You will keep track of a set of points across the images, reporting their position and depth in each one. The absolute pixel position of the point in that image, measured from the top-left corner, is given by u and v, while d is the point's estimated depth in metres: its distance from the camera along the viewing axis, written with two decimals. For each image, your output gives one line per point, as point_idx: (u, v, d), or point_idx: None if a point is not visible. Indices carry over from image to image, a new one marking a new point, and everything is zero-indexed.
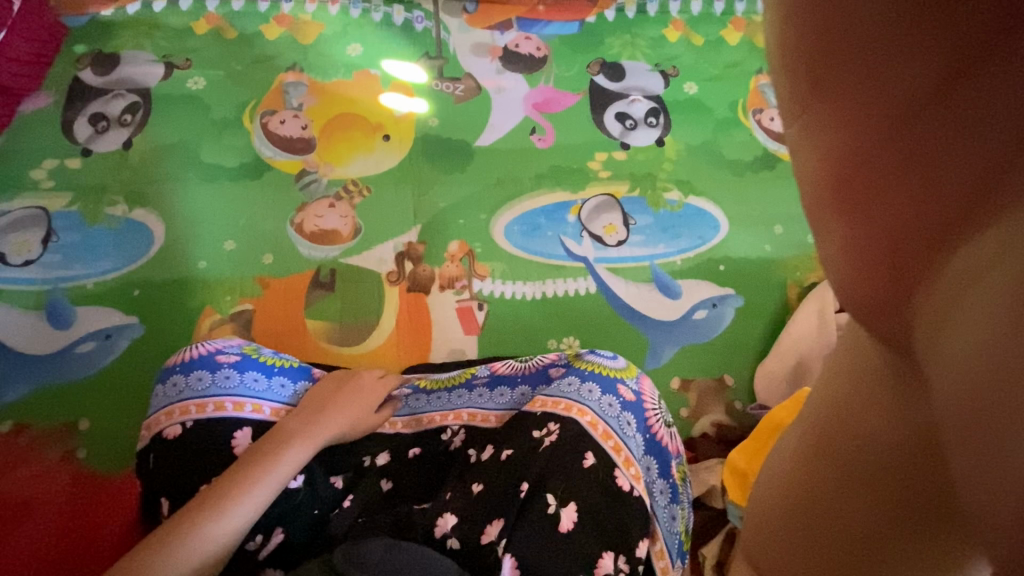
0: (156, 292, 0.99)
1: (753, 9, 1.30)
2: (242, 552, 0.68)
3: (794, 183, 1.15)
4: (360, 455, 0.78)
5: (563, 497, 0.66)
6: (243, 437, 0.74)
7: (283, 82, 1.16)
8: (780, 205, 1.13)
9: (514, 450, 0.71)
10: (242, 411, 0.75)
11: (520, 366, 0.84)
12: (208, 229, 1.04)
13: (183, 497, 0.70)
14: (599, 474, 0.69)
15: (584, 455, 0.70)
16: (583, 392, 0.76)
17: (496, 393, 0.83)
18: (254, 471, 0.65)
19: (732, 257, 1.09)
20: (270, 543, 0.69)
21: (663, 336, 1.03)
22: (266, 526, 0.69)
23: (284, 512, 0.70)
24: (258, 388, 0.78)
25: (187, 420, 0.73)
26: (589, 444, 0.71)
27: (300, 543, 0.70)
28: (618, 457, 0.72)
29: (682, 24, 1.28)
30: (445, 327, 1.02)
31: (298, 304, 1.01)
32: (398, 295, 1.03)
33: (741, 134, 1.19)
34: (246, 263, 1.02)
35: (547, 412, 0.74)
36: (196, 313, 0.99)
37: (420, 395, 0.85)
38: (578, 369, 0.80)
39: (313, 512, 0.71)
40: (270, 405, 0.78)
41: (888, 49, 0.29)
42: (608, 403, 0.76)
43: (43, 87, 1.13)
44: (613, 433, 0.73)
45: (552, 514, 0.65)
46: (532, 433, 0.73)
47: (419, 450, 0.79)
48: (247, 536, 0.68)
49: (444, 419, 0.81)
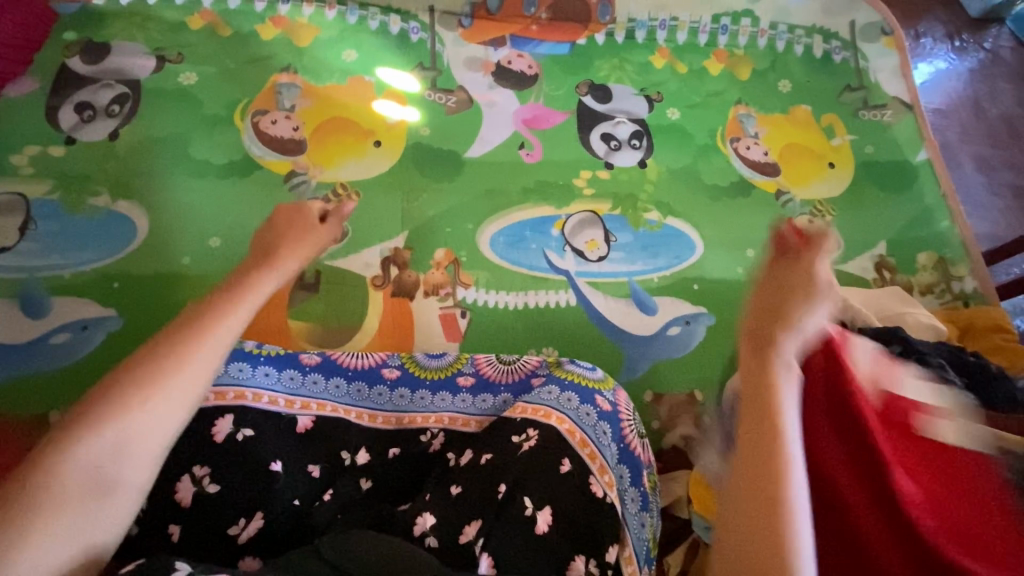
0: (136, 285, 0.98)
1: (735, 43, 1.37)
2: (222, 535, 0.67)
3: (765, 211, 1.22)
4: (338, 449, 0.78)
5: (539, 500, 0.69)
6: (224, 424, 0.73)
7: (276, 83, 1.17)
8: (752, 231, 1.19)
9: (494, 454, 0.73)
10: (225, 399, 0.75)
11: (505, 372, 0.87)
12: (193, 224, 1.04)
13: (160, 490, 0.68)
14: (576, 480, 0.72)
15: (561, 461, 0.73)
16: (562, 401, 0.79)
17: (478, 398, 0.85)
18: (162, 367, 0.56)
19: (707, 278, 1.14)
20: (248, 530, 0.68)
21: (638, 350, 1.07)
22: (248, 508, 0.68)
23: (263, 495, 0.69)
24: (244, 376, 0.78)
25: None
26: (565, 451, 0.74)
27: (279, 532, 0.69)
28: (593, 465, 0.75)
29: (668, 52, 1.35)
30: (428, 333, 1.03)
31: (282, 305, 1.01)
32: (383, 298, 1.04)
33: (719, 160, 1.25)
34: (231, 261, 1.02)
35: (527, 419, 0.77)
36: (176, 309, 0.98)
37: (404, 392, 0.85)
38: (558, 378, 0.84)
39: (292, 502, 0.70)
40: (252, 391, 0.78)
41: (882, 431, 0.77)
42: (585, 412, 0.79)
43: (28, 72, 1.11)
44: (590, 441, 0.76)
45: (528, 516, 0.67)
46: (512, 437, 0.75)
47: (399, 450, 0.80)
48: (229, 520, 0.68)
49: (426, 422, 0.83)
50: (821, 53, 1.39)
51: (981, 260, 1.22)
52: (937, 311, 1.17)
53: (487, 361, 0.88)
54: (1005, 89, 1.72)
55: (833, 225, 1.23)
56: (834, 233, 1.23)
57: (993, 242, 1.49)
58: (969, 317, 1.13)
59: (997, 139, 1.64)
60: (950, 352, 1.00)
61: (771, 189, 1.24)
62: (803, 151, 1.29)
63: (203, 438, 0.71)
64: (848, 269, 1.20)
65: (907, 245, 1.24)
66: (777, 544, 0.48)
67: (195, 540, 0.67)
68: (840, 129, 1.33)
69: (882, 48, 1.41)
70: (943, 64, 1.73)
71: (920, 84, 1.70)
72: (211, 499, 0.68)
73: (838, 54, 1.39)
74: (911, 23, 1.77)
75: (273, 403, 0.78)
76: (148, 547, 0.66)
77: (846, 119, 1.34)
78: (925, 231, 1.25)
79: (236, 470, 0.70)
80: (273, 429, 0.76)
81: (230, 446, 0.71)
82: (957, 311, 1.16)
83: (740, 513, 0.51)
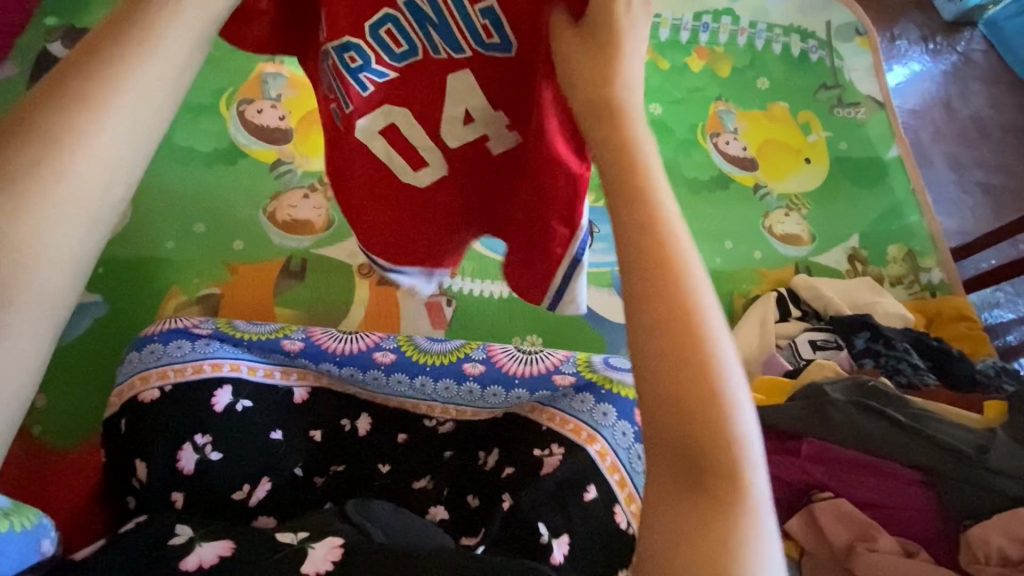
0: (120, 270, 0.98)
1: (716, 40, 1.41)
2: (229, 501, 0.70)
3: (743, 203, 1.25)
4: (338, 417, 0.79)
5: (556, 529, 0.66)
6: (223, 396, 0.73)
7: (262, 72, 1.16)
8: (731, 223, 1.23)
9: (515, 468, 0.73)
10: (220, 371, 0.75)
11: (522, 368, 0.84)
12: (177, 212, 1.04)
13: (159, 459, 0.68)
14: (600, 510, 0.69)
15: (585, 488, 0.70)
16: (597, 415, 0.76)
17: (489, 392, 0.82)
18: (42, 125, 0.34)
19: None
20: (257, 493, 0.71)
21: (619, 336, 1.09)
22: (252, 475, 0.71)
23: (269, 462, 0.72)
24: (239, 351, 0.78)
25: (165, 384, 0.72)
26: (593, 478, 0.71)
27: (284, 498, 0.72)
28: (620, 492, 0.72)
29: (650, 48, 1.37)
30: (413, 320, 1.04)
31: (267, 291, 1.01)
32: (369, 287, 1.05)
33: (699, 154, 1.28)
34: (216, 247, 1.03)
35: (553, 429, 0.75)
36: (161, 294, 0.98)
37: (401, 377, 0.82)
38: (594, 386, 0.79)
39: (294, 471, 0.74)
40: (248, 364, 0.77)
41: (866, 429, 0.86)
42: (621, 431, 0.76)
43: (8, 57, 1.10)
44: (620, 467, 0.73)
45: (544, 544, 0.64)
46: (533, 451, 0.74)
47: (407, 435, 0.80)
48: (235, 486, 0.70)
49: (431, 411, 0.81)
50: (799, 52, 1.43)
51: (948, 252, 1.27)
52: (906, 302, 1.22)
53: (503, 355, 0.86)
54: (976, 90, 1.78)
55: (808, 218, 1.27)
56: (810, 227, 1.26)
57: (964, 238, 1.54)
58: (935, 308, 1.19)
59: (968, 139, 1.70)
60: (914, 338, 1.04)
61: (749, 183, 1.28)
62: (781, 146, 1.33)
63: (204, 408, 0.72)
64: (823, 262, 1.24)
65: (879, 238, 1.28)
66: (714, 429, 0.33)
67: (199, 505, 0.69)
68: (816, 126, 1.37)
69: (856, 47, 1.46)
70: (918, 66, 1.79)
71: (896, 85, 1.75)
72: (212, 465, 0.69)
73: (814, 53, 1.43)
74: (887, 26, 1.82)
75: (269, 375, 0.78)
76: (152, 506, 0.67)
77: (823, 116, 1.38)
78: (896, 224, 1.30)
79: (240, 440, 0.71)
80: (271, 403, 0.76)
81: (232, 417, 0.72)
82: (924, 301, 1.21)
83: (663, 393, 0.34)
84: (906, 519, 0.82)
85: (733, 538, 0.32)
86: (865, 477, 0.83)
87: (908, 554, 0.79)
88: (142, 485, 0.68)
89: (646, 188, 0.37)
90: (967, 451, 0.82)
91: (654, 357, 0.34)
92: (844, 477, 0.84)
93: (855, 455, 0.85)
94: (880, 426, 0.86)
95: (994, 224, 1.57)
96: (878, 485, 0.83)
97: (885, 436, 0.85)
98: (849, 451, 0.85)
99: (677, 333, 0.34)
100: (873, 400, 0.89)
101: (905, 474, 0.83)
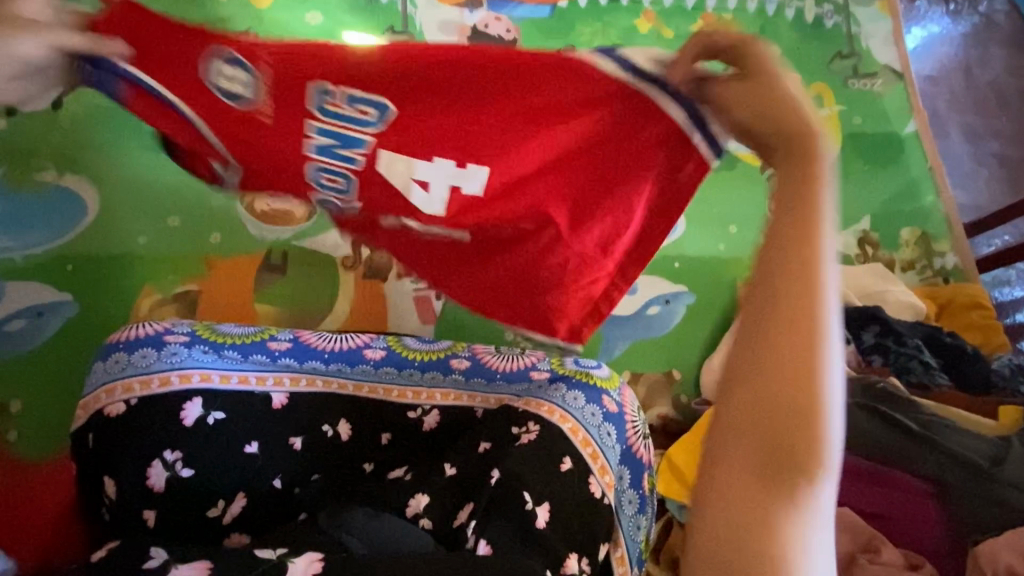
0: (90, 267, 0.93)
1: (724, 6, 1.31)
2: (203, 519, 0.68)
3: (748, 185, 1.18)
4: (320, 423, 0.76)
5: (539, 497, 0.68)
6: (193, 410, 0.70)
7: None
8: (736, 205, 1.16)
9: (491, 442, 0.74)
10: (190, 383, 0.72)
11: (503, 362, 0.84)
12: (147, 204, 0.97)
13: (128, 477, 0.66)
14: (574, 478, 0.72)
15: (561, 459, 0.72)
16: (568, 399, 0.79)
17: (473, 382, 0.82)
18: None
19: (687, 255, 1.11)
20: (232, 510, 0.69)
21: (615, 331, 1.05)
22: (227, 491, 0.69)
23: (243, 478, 0.70)
24: (208, 359, 0.74)
25: (131, 398, 0.69)
26: (567, 450, 0.73)
27: (260, 509, 0.70)
28: (594, 465, 0.74)
29: (653, 15, 1.28)
30: (401, 316, 1.00)
31: (246, 286, 0.97)
32: (353, 281, 1.00)
33: None
34: (192, 241, 0.97)
35: (529, 411, 0.77)
36: (135, 291, 0.94)
37: (390, 369, 0.81)
38: (566, 376, 0.83)
39: (273, 483, 0.71)
40: (220, 373, 0.74)
41: (866, 438, 0.83)
42: (590, 413, 0.79)
43: None
44: (592, 441, 0.76)
45: (529, 511, 0.66)
46: (511, 428, 0.75)
47: (391, 436, 0.78)
48: (209, 502, 0.68)
49: (415, 398, 0.80)
50: (813, 18, 1.33)
51: (961, 234, 1.22)
52: (916, 288, 1.17)
53: (487, 351, 0.85)
54: (997, 55, 1.68)
55: None
56: None
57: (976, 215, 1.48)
58: (948, 293, 1.14)
59: (987, 108, 1.61)
60: (926, 333, 1.00)
61: (753, 162, 1.19)
62: None
63: (172, 421, 0.69)
64: None
65: (892, 220, 1.22)
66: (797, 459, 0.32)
67: (174, 525, 0.67)
68: (829, 99, 1.28)
69: (875, 12, 1.36)
70: (937, 28, 1.67)
71: (913, 48, 1.63)
72: (183, 484, 0.67)
73: (830, 18, 1.33)
74: None
75: (244, 382, 0.75)
76: (124, 527, 0.66)
77: (836, 87, 1.29)
78: (910, 204, 1.23)
79: (212, 456, 0.69)
80: (245, 412, 0.73)
81: (202, 433, 0.69)
82: (936, 288, 1.16)
83: (750, 356, 0.34)
84: (916, 524, 0.79)
85: (776, 528, 0.32)
86: (876, 490, 0.80)
87: (914, 567, 0.76)
88: (114, 502, 0.66)
89: (812, 166, 0.37)
90: (980, 463, 0.80)
91: (768, 357, 0.33)
92: (854, 486, 0.81)
93: (860, 464, 0.82)
94: (887, 432, 0.83)
95: (1007, 199, 1.50)
96: (883, 495, 0.80)
97: (893, 441, 0.82)
98: (855, 459, 0.82)
99: (785, 341, 0.33)
100: (884, 404, 0.85)
101: (912, 483, 0.80)
